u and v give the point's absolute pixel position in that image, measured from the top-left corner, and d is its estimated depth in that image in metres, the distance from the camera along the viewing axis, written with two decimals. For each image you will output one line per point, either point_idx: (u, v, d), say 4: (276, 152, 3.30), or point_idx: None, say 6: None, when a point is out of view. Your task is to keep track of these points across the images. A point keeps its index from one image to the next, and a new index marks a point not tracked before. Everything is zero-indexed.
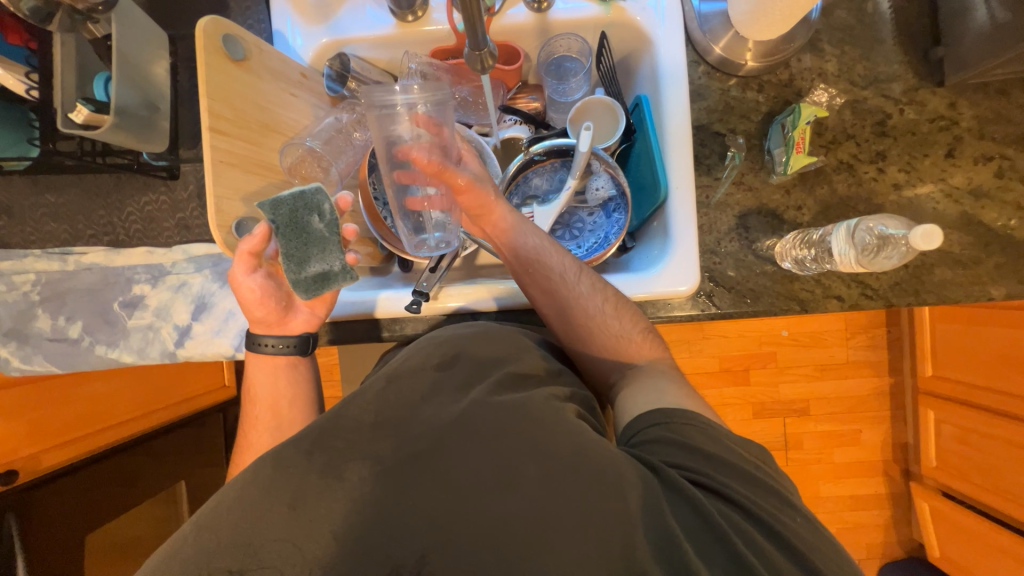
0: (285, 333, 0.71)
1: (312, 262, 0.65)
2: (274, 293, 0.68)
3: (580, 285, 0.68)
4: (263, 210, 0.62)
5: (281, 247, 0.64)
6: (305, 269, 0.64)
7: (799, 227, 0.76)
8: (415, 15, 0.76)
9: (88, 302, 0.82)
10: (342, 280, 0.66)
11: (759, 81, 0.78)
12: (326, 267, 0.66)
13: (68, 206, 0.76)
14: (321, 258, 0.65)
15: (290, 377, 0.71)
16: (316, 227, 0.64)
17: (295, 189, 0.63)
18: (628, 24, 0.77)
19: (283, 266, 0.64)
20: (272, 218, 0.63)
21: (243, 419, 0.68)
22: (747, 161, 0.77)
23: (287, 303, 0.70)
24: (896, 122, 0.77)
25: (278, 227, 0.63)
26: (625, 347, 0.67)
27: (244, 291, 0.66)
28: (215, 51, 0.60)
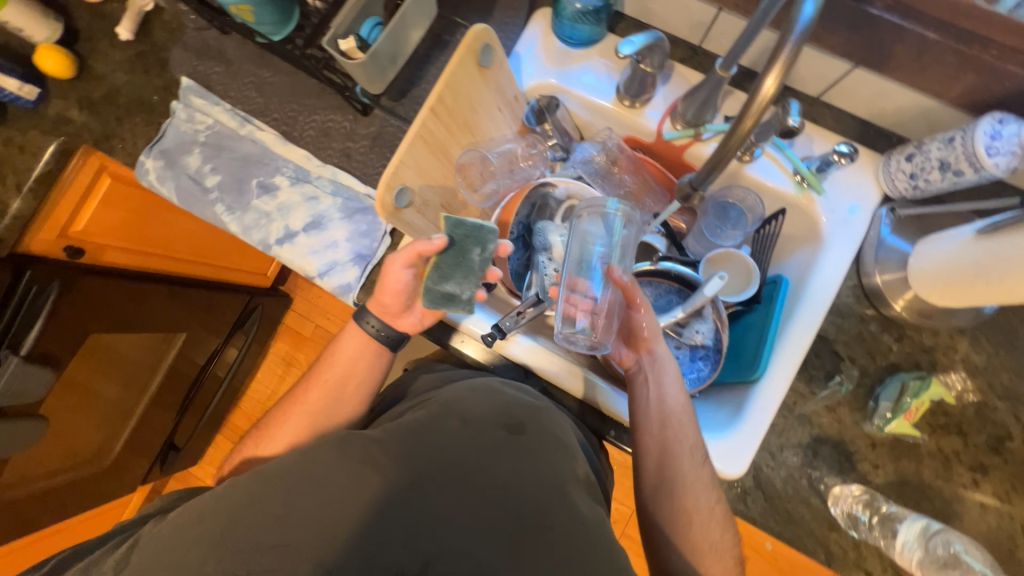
0: (391, 324, 0.77)
1: (451, 281, 0.69)
2: (408, 291, 0.73)
3: (702, 467, 0.68)
4: (447, 219, 0.68)
5: (440, 256, 0.68)
6: (442, 284, 0.68)
7: (866, 484, 0.73)
8: (633, 104, 0.82)
9: (236, 166, 0.88)
10: (462, 309, 0.70)
11: (902, 331, 0.76)
12: (456, 291, 0.69)
13: (274, 87, 0.87)
14: (460, 282, 0.69)
15: (371, 360, 0.78)
16: (473, 257, 0.69)
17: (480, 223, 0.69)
18: (810, 214, 0.78)
19: (428, 273, 0.68)
20: (449, 230, 0.68)
21: (314, 374, 0.77)
22: (850, 394, 0.75)
23: (409, 303, 0.74)
24: (1015, 447, 0.73)
25: (449, 239, 0.68)
26: (700, 541, 0.67)
27: (392, 278, 0.70)
28: (471, 53, 0.67)
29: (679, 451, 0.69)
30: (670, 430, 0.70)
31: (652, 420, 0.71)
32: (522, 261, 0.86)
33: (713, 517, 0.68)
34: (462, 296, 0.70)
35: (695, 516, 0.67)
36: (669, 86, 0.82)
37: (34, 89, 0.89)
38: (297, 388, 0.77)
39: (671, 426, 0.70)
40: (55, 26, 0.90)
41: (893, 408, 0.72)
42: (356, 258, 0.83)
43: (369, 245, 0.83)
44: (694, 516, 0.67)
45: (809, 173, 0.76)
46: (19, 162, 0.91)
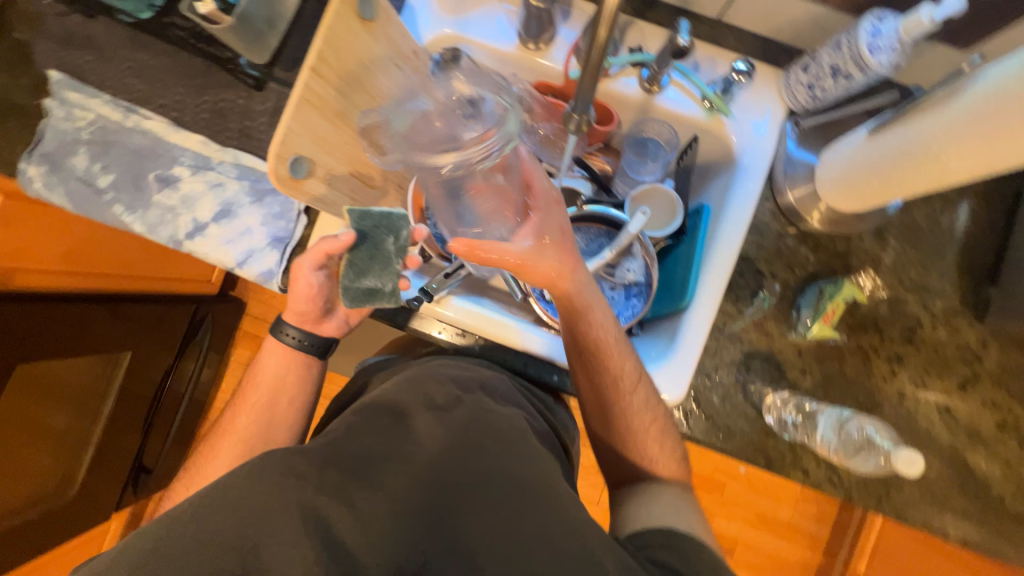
0: (314, 330, 0.80)
1: (369, 276, 0.71)
2: (324, 294, 0.76)
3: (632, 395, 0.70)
4: (351, 213, 0.68)
5: (353, 251, 0.70)
6: (360, 280, 0.71)
7: (796, 389, 0.77)
8: (537, 46, 0.80)
9: (129, 162, 0.82)
10: (386, 301, 0.72)
11: (817, 242, 0.79)
12: (377, 285, 0.71)
13: (155, 70, 0.81)
14: (377, 275, 0.71)
15: (300, 373, 0.81)
16: (387, 246, 0.70)
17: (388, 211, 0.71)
18: (721, 138, 0.79)
19: (344, 271, 0.71)
20: (356, 222, 0.69)
21: (240, 398, 0.79)
22: (775, 308, 0.78)
23: (329, 307, 0.78)
24: (925, 334, 0.78)
25: (359, 231, 0.70)
26: (656, 451, 0.72)
27: (304, 283, 0.73)
28: (350, 4, 0.63)
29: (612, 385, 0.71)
30: (594, 375, 0.71)
31: (578, 364, 0.72)
32: None
33: (663, 432, 0.72)
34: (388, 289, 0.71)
35: (644, 439, 0.72)
36: (570, 24, 0.80)
37: None
38: (226, 415, 0.80)
39: (595, 368, 0.70)
40: None
41: (813, 315, 0.75)
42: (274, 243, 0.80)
43: (285, 227, 0.80)
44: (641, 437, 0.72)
45: (715, 97, 0.76)
46: None
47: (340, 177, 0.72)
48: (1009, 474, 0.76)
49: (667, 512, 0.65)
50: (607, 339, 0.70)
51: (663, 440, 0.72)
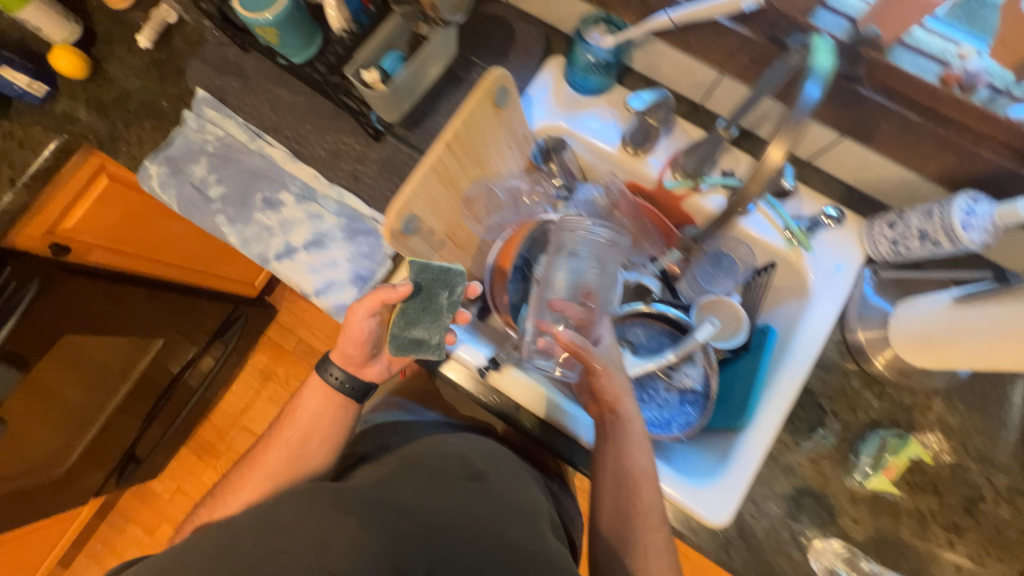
0: (356, 374, 0.79)
1: (419, 326, 0.71)
2: (371, 339, 0.75)
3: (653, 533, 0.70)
4: (413, 263, 0.70)
5: (408, 304, 0.71)
6: (409, 330, 0.71)
7: (846, 539, 0.74)
8: (636, 152, 0.86)
9: (243, 179, 0.88)
10: (432, 353, 0.72)
11: (883, 389, 0.79)
12: (425, 335, 0.72)
13: (289, 105, 0.89)
14: (427, 326, 0.72)
15: (334, 415, 0.79)
16: (441, 300, 0.72)
17: (446, 265, 0.73)
18: (798, 270, 0.82)
19: (395, 320, 0.71)
20: (416, 274, 0.71)
21: (274, 434, 0.79)
22: (833, 449, 0.76)
23: (375, 351, 0.78)
24: (987, 510, 0.75)
25: (416, 284, 0.71)
26: None
27: (356, 328, 0.73)
28: (489, 94, 0.70)
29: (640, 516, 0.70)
30: (626, 498, 0.70)
31: (608, 487, 0.71)
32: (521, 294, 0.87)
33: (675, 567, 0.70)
34: (435, 342, 0.72)
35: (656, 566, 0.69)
36: (670, 138, 0.86)
37: (43, 87, 0.90)
38: (259, 443, 0.80)
39: (628, 494, 0.70)
40: (75, 28, 0.91)
41: (872, 465, 0.74)
42: (355, 280, 0.83)
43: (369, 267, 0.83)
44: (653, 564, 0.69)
45: (798, 232, 0.80)
46: (19, 157, 0.91)
47: (438, 236, 0.76)
48: None
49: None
50: (644, 469, 0.71)
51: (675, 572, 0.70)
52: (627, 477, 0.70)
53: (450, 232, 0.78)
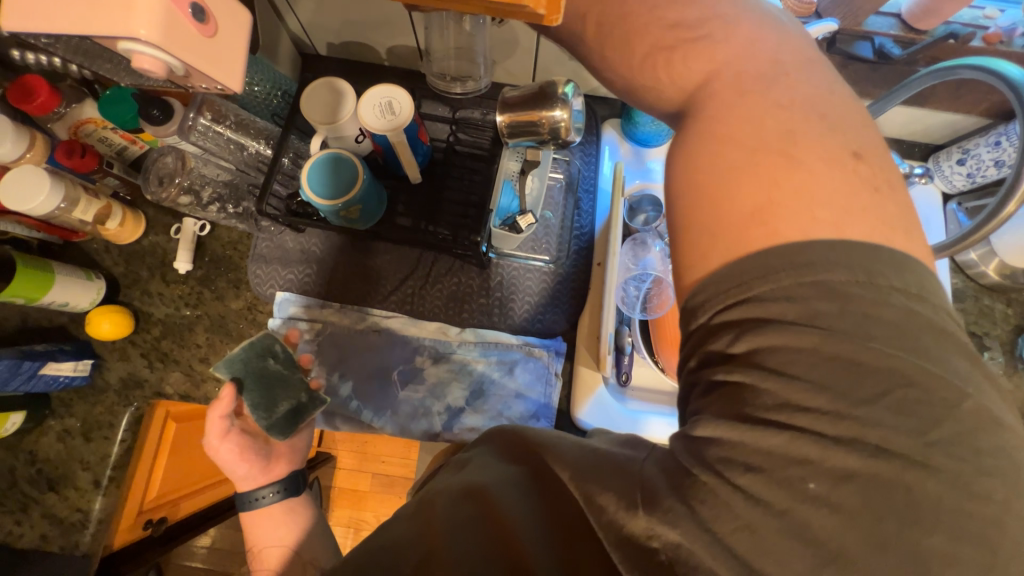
0: (270, 474, 0.64)
1: (279, 404, 0.65)
2: (253, 448, 0.64)
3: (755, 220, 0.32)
4: (220, 369, 0.64)
5: (247, 400, 0.64)
6: (275, 413, 0.64)
7: None
8: None
9: (367, 364, 0.80)
10: (313, 410, 0.67)
11: (1007, 295, 0.89)
12: (294, 403, 0.66)
13: (380, 267, 0.83)
14: (286, 397, 0.65)
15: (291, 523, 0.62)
16: (273, 370, 0.65)
17: (246, 343, 0.66)
18: None
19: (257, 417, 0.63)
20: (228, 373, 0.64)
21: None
22: (1003, 363, 0.85)
23: (267, 452, 0.65)
24: None
25: (239, 383, 0.63)
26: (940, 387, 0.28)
27: (223, 454, 0.62)
28: None
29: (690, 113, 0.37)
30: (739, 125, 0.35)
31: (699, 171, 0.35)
32: None
33: (850, 210, 0.31)
34: (307, 400, 0.66)
35: (795, 231, 0.31)
36: None
37: (88, 362, 0.77)
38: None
39: (707, 104, 0.36)
40: (99, 284, 0.78)
41: None
42: (537, 413, 0.79)
43: (543, 394, 0.79)
44: (826, 236, 0.30)
45: None
46: (90, 452, 0.77)
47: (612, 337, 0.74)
48: None
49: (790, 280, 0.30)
50: (778, 93, 0.35)
51: (802, 198, 0.32)
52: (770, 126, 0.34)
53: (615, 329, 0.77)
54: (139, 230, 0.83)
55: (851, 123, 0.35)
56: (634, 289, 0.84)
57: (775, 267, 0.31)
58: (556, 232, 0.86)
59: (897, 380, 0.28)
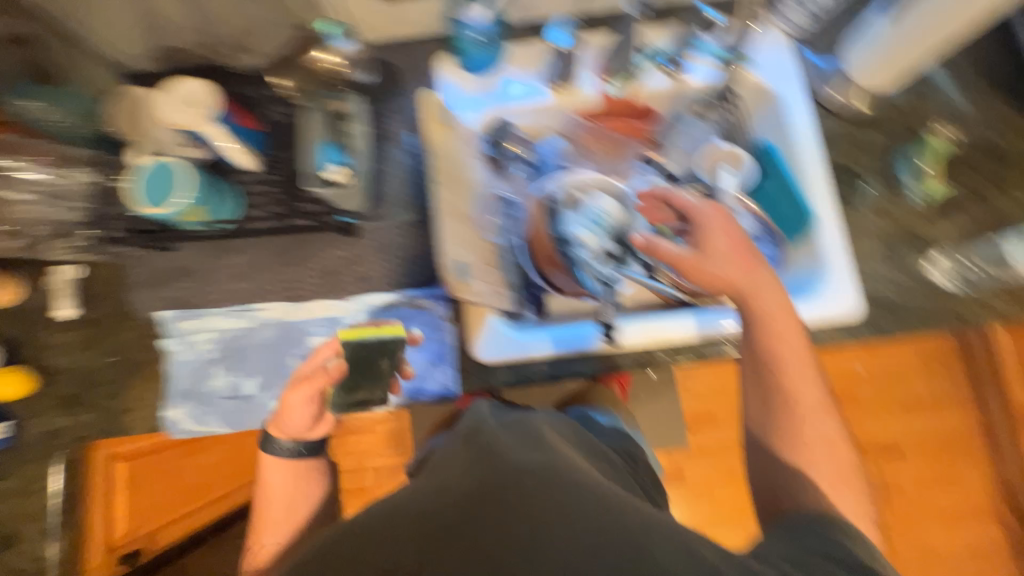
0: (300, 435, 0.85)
1: (362, 391, 0.78)
2: (315, 416, 0.82)
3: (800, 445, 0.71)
4: (346, 346, 0.74)
5: (350, 381, 0.78)
6: (352, 396, 0.79)
7: (943, 247, 0.82)
8: (568, 88, 0.88)
9: (265, 357, 0.82)
10: (375, 406, 0.80)
11: (877, 124, 0.87)
12: (369, 396, 0.79)
13: (255, 267, 0.84)
14: (368, 390, 0.78)
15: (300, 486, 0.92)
16: (384, 367, 0.76)
17: (380, 337, 0.74)
18: (755, 84, 0.88)
19: (336, 394, 0.79)
20: (349, 353, 0.75)
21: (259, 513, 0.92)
22: (882, 192, 0.84)
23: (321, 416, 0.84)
24: (1007, 152, 0.85)
25: (351, 361, 0.76)
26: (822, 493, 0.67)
27: (294, 416, 0.80)
28: None
29: (771, 388, 0.72)
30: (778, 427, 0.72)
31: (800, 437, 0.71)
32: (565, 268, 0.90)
33: (835, 441, 0.71)
34: (377, 394, 0.79)
35: (845, 498, 0.68)
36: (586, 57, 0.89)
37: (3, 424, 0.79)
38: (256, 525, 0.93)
39: (781, 368, 0.71)
40: None
41: (918, 180, 0.82)
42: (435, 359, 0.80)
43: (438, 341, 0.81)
44: (844, 492, 0.68)
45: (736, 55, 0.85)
46: (34, 505, 0.80)
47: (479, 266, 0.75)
48: None
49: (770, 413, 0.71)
50: (796, 346, 0.71)
51: (805, 446, 0.71)
52: (826, 439, 0.71)
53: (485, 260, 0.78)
54: (15, 290, 0.83)
55: (826, 414, 0.72)
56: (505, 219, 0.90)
57: (837, 471, 0.70)
58: (418, 184, 0.86)
59: (828, 520, 0.61)
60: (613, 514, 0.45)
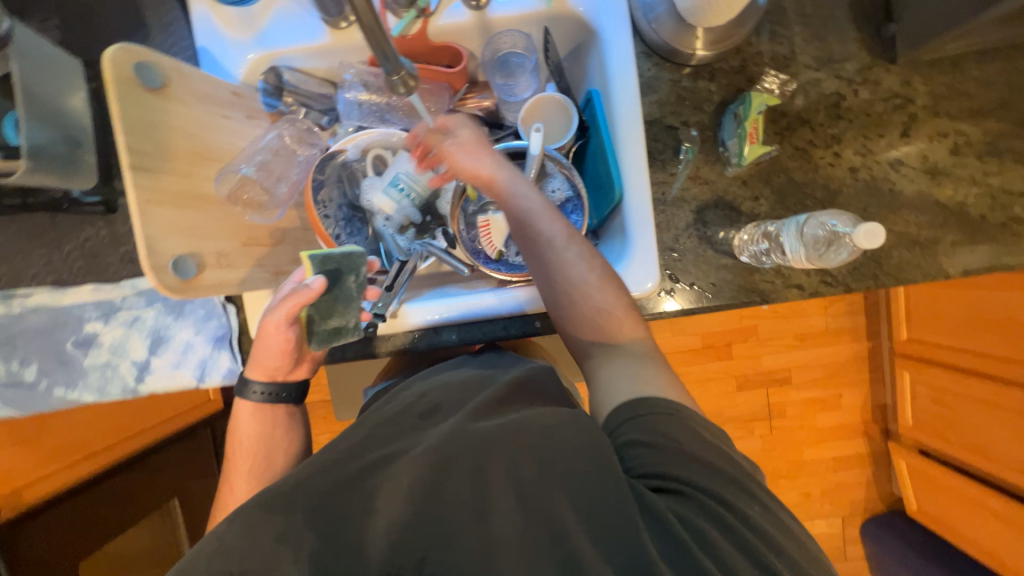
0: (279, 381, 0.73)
1: (333, 316, 0.67)
2: (295, 347, 0.71)
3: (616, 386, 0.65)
4: (312, 260, 0.65)
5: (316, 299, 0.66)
6: (324, 323, 0.67)
7: (757, 218, 0.76)
8: (347, 21, 0.73)
9: (40, 344, 0.78)
10: (353, 336, 0.69)
11: (711, 69, 0.75)
12: (342, 323, 0.68)
13: (4, 247, 0.75)
14: (341, 313, 0.68)
15: (286, 424, 0.75)
16: (349, 286, 0.68)
17: (348, 250, 0.68)
18: (572, 17, 0.74)
19: (307, 316, 0.66)
20: (318, 268, 0.66)
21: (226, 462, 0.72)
22: (702, 154, 0.76)
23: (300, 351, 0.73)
24: (851, 103, 0.75)
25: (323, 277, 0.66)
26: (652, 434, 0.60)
27: (277, 340, 0.68)
28: (128, 81, 0.56)
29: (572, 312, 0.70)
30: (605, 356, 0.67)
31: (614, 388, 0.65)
32: (369, 240, 0.84)
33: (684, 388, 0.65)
34: (349, 323, 0.68)
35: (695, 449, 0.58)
36: None
37: None
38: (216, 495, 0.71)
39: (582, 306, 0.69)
40: None
41: (738, 142, 0.73)
42: (216, 345, 0.77)
43: (220, 325, 0.77)
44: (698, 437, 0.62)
45: None
46: None
47: (234, 252, 0.69)
48: (982, 189, 0.75)
49: (639, 388, 0.63)
50: (585, 267, 0.70)
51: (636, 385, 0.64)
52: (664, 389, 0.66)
53: (247, 242, 0.71)
54: None
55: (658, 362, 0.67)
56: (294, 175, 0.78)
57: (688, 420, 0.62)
58: None
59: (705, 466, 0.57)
60: (475, 479, 0.56)
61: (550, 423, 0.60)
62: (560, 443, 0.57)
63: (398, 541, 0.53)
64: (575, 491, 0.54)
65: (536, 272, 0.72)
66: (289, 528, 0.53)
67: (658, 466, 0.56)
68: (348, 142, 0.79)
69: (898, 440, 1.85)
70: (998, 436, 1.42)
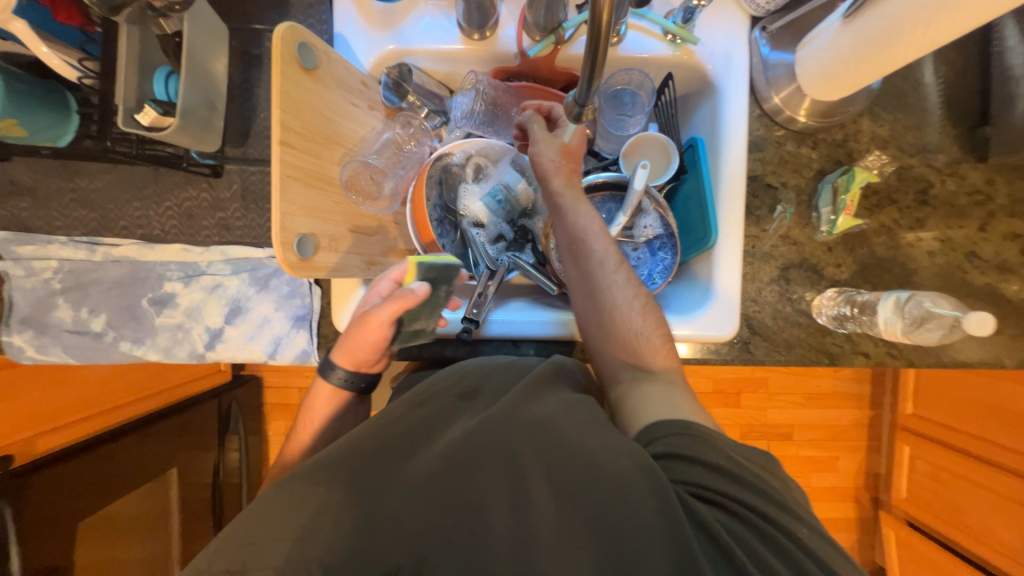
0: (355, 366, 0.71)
1: (420, 320, 0.67)
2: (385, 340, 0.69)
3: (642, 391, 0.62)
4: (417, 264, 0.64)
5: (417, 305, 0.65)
6: (412, 325, 0.66)
7: (837, 284, 0.79)
8: (483, 35, 0.75)
9: (115, 296, 0.78)
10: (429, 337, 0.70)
11: (815, 138, 0.80)
12: (424, 326, 0.68)
13: (100, 193, 0.74)
14: (427, 318, 0.67)
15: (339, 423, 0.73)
16: (441, 294, 0.67)
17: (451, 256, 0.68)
18: (696, 67, 0.78)
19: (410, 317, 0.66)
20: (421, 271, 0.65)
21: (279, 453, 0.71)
22: (795, 216, 0.79)
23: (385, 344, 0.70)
24: (937, 192, 0.80)
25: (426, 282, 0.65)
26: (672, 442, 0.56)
27: (372, 332, 0.65)
28: (290, 59, 0.58)
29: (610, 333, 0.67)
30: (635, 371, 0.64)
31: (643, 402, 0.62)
32: (456, 244, 0.84)
33: None
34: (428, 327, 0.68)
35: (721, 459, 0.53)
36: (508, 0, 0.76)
37: None
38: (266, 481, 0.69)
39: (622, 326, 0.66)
40: None
41: (833, 210, 0.77)
42: (295, 325, 0.75)
43: (301, 305, 0.76)
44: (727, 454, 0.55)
45: (677, 28, 0.74)
46: None
47: (343, 237, 0.69)
48: None
49: (665, 408, 0.58)
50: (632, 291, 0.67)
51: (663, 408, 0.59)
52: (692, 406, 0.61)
53: (353, 229, 0.71)
54: None
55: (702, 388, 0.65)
56: (403, 172, 0.80)
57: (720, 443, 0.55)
58: None
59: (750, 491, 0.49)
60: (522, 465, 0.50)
61: (580, 420, 0.55)
62: (594, 439, 0.52)
63: (425, 522, 0.46)
64: (615, 485, 0.47)
65: (578, 288, 0.69)
66: (316, 488, 0.48)
67: (687, 473, 0.50)
68: (457, 147, 0.80)
69: (887, 510, 1.89)
70: (993, 519, 1.47)
